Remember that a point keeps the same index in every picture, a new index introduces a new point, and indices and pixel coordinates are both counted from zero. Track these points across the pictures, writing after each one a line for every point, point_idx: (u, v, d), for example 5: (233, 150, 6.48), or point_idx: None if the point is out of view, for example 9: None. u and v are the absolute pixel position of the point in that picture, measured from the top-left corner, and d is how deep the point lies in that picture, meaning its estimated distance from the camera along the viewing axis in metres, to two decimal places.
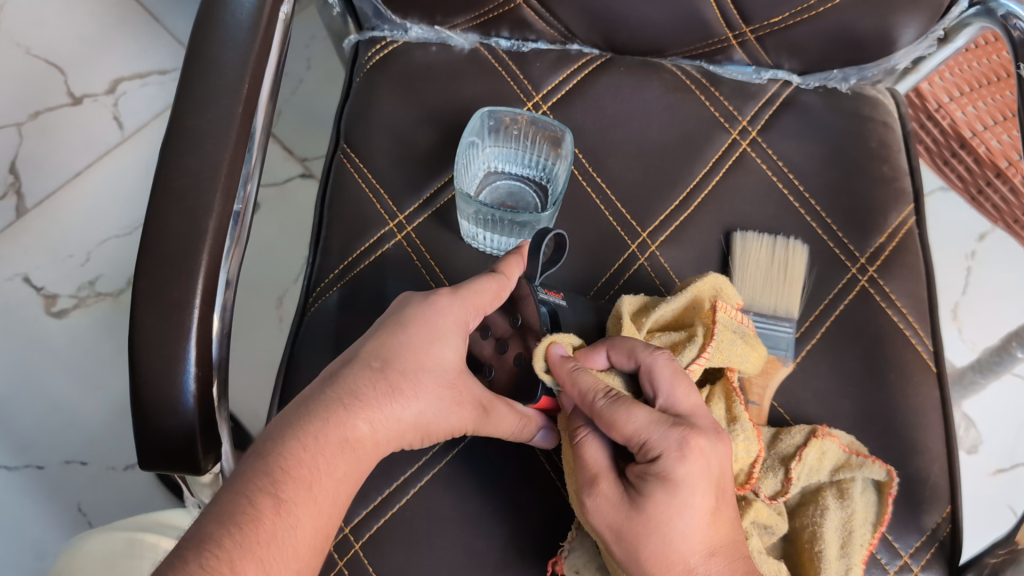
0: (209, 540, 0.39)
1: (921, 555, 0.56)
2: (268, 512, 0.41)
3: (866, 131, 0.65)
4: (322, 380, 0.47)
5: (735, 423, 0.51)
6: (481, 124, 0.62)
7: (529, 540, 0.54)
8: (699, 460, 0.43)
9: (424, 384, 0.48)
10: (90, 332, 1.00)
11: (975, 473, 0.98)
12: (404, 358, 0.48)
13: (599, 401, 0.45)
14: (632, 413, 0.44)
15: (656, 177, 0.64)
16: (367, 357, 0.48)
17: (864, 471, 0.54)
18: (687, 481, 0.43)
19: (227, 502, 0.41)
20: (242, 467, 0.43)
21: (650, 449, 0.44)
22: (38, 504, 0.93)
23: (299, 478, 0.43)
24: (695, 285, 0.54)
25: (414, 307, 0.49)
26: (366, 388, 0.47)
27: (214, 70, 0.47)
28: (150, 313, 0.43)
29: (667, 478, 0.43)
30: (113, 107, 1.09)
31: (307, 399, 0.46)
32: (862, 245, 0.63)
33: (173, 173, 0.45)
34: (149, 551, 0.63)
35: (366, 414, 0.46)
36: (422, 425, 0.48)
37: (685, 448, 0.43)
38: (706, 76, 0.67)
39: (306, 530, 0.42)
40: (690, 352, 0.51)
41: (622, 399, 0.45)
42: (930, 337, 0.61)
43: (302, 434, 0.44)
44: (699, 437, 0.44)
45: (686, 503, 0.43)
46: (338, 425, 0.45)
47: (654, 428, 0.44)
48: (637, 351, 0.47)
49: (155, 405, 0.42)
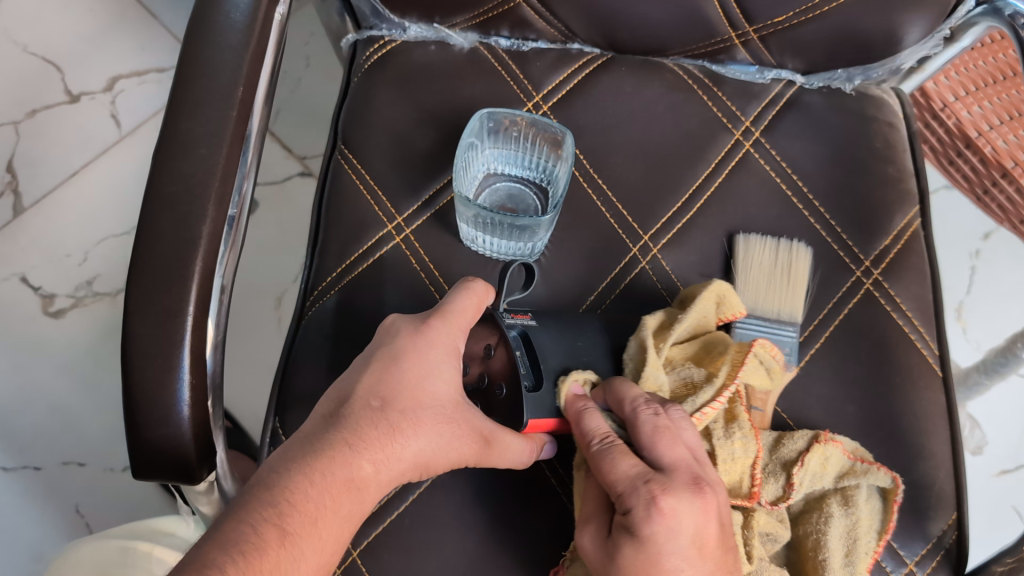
0: (212, 565, 0.37)
1: (927, 563, 0.55)
2: (272, 543, 0.39)
3: (870, 131, 0.65)
4: (322, 417, 0.46)
5: (734, 422, 0.51)
6: (480, 125, 0.61)
7: (531, 549, 0.54)
8: (665, 523, 0.43)
9: (424, 421, 0.47)
10: (88, 332, 0.99)
11: (980, 474, 0.97)
12: (403, 396, 0.47)
13: (593, 445, 0.47)
14: (615, 463, 0.45)
15: (658, 178, 0.63)
16: (364, 396, 0.46)
17: (869, 478, 0.53)
18: (654, 540, 0.43)
19: (231, 530, 0.39)
20: (245, 497, 0.41)
21: (624, 502, 0.44)
22: (37, 506, 0.93)
23: (304, 514, 0.41)
24: (702, 296, 0.54)
25: (405, 338, 0.48)
26: (368, 427, 0.45)
27: (208, 73, 0.46)
28: (143, 322, 0.42)
29: (637, 535, 0.43)
30: (111, 105, 1.08)
31: (310, 436, 0.45)
32: (866, 248, 0.62)
33: (166, 178, 0.44)
34: (141, 561, 0.62)
35: (370, 454, 0.45)
36: (422, 464, 0.47)
37: (652, 509, 0.43)
38: (709, 76, 0.66)
39: (309, 566, 0.41)
40: (706, 395, 0.50)
41: (609, 449, 0.46)
42: (936, 341, 0.61)
43: (307, 469, 0.43)
44: (672, 497, 0.43)
45: (657, 559, 0.43)
46: (343, 464, 0.44)
47: (629, 484, 0.44)
48: (629, 399, 0.48)
49: (148, 416, 0.41)
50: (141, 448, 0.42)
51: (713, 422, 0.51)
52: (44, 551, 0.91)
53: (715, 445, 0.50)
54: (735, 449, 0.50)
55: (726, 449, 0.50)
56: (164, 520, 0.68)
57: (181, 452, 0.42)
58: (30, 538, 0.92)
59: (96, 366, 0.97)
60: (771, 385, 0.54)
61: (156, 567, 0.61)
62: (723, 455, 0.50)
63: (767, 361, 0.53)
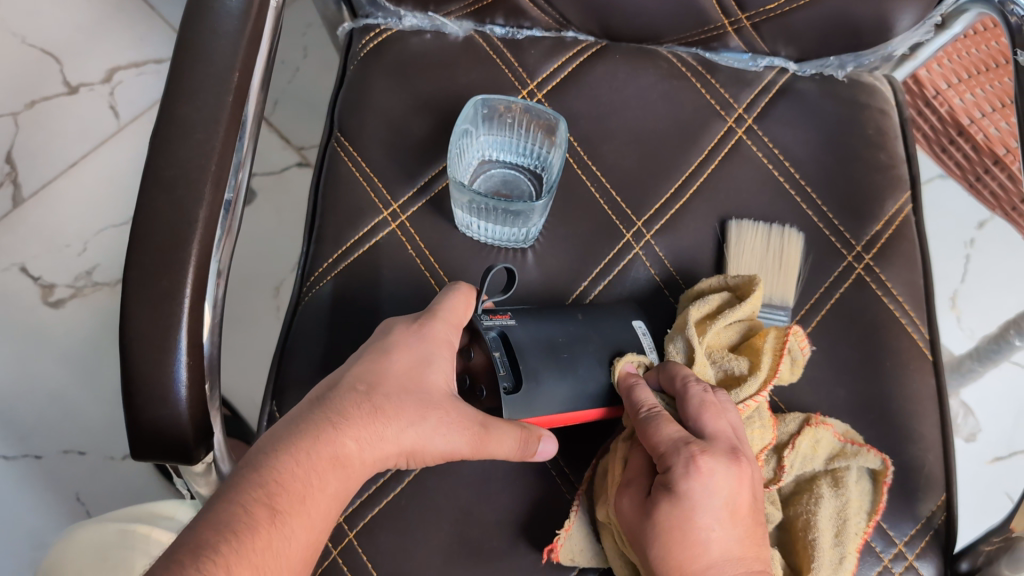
0: (206, 546, 0.38)
1: (916, 543, 0.56)
2: (262, 522, 0.40)
3: (862, 118, 0.65)
4: (311, 400, 0.47)
5: (753, 411, 0.53)
6: (475, 112, 0.61)
7: (525, 530, 0.55)
8: (701, 479, 0.46)
9: (410, 405, 0.47)
10: (87, 321, 0.99)
11: (973, 461, 0.98)
12: (390, 382, 0.47)
13: (641, 413, 0.49)
14: (659, 427, 0.48)
15: (651, 165, 0.63)
16: (352, 380, 0.47)
17: (859, 459, 0.54)
18: (689, 495, 0.46)
19: (219, 509, 0.40)
20: (234, 477, 0.42)
21: (665, 462, 0.47)
22: (38, 493, 0.94)
23: (291, 493, 0.42)
24: (755, 297, 0.55)
25: (398, 333, 0.50)
26: (354, 409, 0.46)
27: (205, 58, 0.46)
28: (141, 303, 0.42)
29: (674, 490, 0.46)
30: (110, 96, 1.09)
31: (296, 417, 0.45)
32: (858, 233, 0.63)
33: (164, 162, 0.44)
34: (141, 544, 0.63)
35: (353, 433, 0.45)
36: (410, 448, 0.47)
37: (691, 467, 0.46)
38: (702, 63, 0.66)
39: (297, 544, 0.42)
40: (750, 388, 0.52)
41: (656, 415, 0.48)
42: (926, 325, 0.61)
43: (293, 449, 0.43)
44: (711, 458, 0.46)
45: (690, 515, 0.46)
46: (329, 443, 0.44)
47: (672, 445, 0.47)
48: (681, 376, 0.51)
49: (146, 395, 0.42)
50: (140, 428, 0.42)
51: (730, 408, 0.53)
52: (45, 538, 0.92)
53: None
54: (752, 436, 0.52)
55: (746, 437, 0.52)
56: (162, 505, 0.68)
57: (179, 431, 0.43)
58: (31, 525, 0.93)
59: (96, 355, 0.98)
60: (787, 379, 0.55)
61: (155, 550, 0.62)
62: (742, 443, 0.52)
63: (795, 355, 0.54)
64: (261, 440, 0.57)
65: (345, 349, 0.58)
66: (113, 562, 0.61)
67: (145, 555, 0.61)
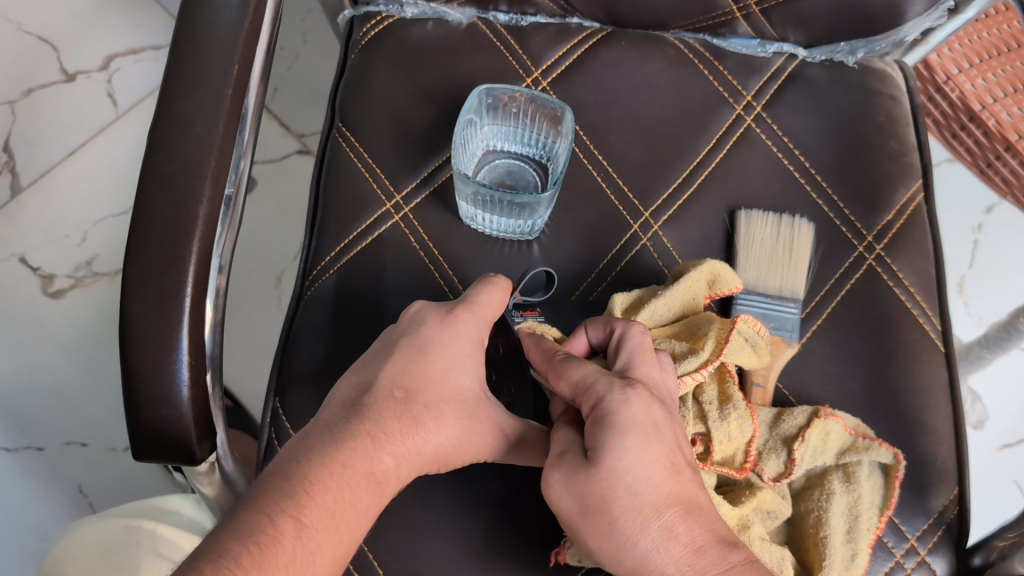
0: (226, 554, 0.37)
1: (928, 538, 0.56)
2: (289, 535, 0.39)
3: (873, 104, 0.64)
4: (343, 405, 0.45)
5: (729, 402, 0.51)
6: (479, 102, 0.60)
7: (533, 527, 0.54)
8: (641, 400, 0.43)
9: (447, 416, 0.46)
10: (87, 312, 0.98)
11: (981, 448, 0.97)
12: (427, 390, 0.46)
13: (558, 356, 0.48)
14: (581, 363, 0.46)
15: (658, 154, 0.62)
16: (388, 386, 0.46)
17: (870, 454, 0.53)
18: (633, 420, 0.43)
19: (246, 520, 0.39)
20: (262, 486, 0.41)
21: (596, 394, 0.44)
22: (41, 485, 0.93)
23: (322, 506, 0.41)
24: (689, 275, 0.55)
25: (430, 328, 0.48)
26: (391, 419, 0.45)
27: (203, 50, 0.45)
28: (141, 302, 0.42)
29: (619, 417, 0.43)
30: (108, 83, 1.07)
31: (330, 425, 0.44)
32: (869, 223, 0.62)
33: (162, 157, 0.43)
34: (146, 540, 0.62)
35: (391, 447, 0.44)
36: (441, 457, 0.47)
37: (627, 390, 0.44)
38: (710, 49, 0.65)
39: (323, 558, 0.41)
40: (689, 364, 0.51)
41: (574, 358, 0.47)
42: (939, 316, 0.60)
43: (328, 461, 0.42)
44: (644, 388, 0.44)
45: (640, 446, 0.42)
46: (364, 457, 0.43)
47: (598, 375, 0.45)
48: (613, 322, 0.50)
49: (148, 396, 0.41)
50: (142, 429, 0.42)
51: (709, 403, 0.52)
52: (48, 531, 0.92)
53: (711, 427, 0.50)
54: (731, 430, 0.51)
55: (723, 430, 0.50)
56: (165, 499, 0.67)
57: (182, 432, 0.42)
58: (34, 518, 0.92)
59: (97, 346, 0.97)
60: (759, 362, 0.54)
61: (161, 547, 0.61)
62: (720, 436, 0.50)
63: (752, 338, 0.53)
64: (264, 436, 0.57)
65: (350, 344, 0.57)
66: (118, 559, 0.60)
67: (149, 552, 0.60)
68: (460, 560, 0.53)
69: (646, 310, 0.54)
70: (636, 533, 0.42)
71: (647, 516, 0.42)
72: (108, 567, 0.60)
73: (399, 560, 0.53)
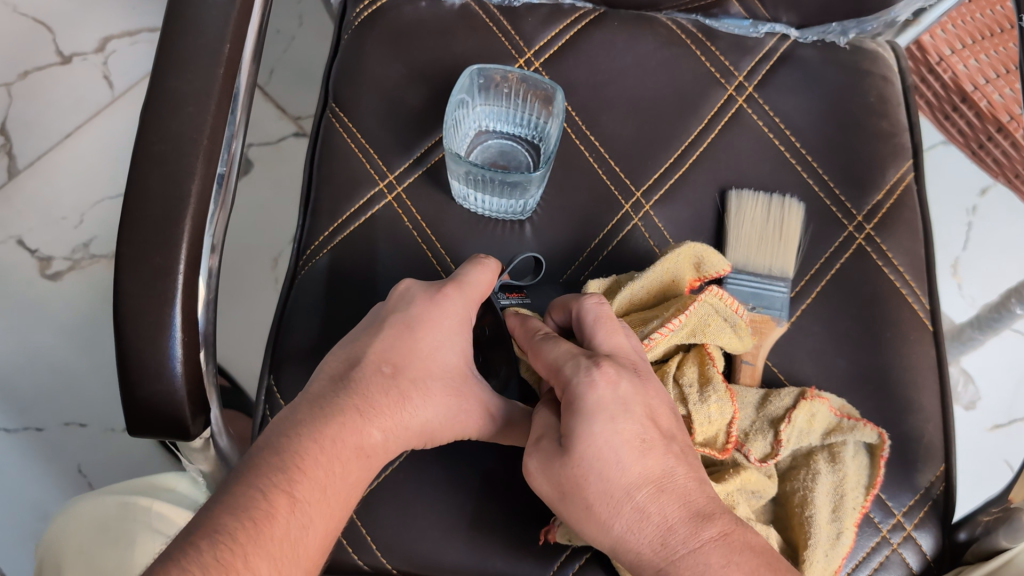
0: (223, 529, 0.38)
1: (915, 514, 0.56)
2: (281, 510, 0.40)
3: (865, 85, 0.64)
4: (331, 379, 0.46)
5: (708, 384, 0.52)
6: (470, 82, 0.60)
7: (523, 503, 0.55)
8: (607, 385, 0.43)
9: (433, 393, 0.47)
10: (84, 293, 0.99)
11: (973, 428, 0.98)
12: (414, 366, 0.47)
13: (536, 338, 0.48)
14: (555, 345, 0.47)
15: (650, 134, 0.63)
16: (376, 360, 0.46)
17: (855, 434, 0.54)
18: (601, 407, 0.43)
19: (240, 494, 0.40)
20: (254, 460, 0.42)
21: (565, 378, 0.44)
22: (39, 465, 0.94)
23: (315, 481, 0.42)
24: (665, 257, 0.56)
25: (419, 306, 0.48)
26: (379, 395, 0.45)
27: (195, 31, 0.45)
28: (134, 280, 0.42)
29: (584, 405, 0.43)
30: (103, 66, 1.07)
31: (320, 399, 0.45)
32: (859, 203, 0.62)
33: (155, 136, 0.44)
34: (142, 515, 0.62)
35: (380, 422, 0.45)
36: (427, 433, 0.47)
37: (593, 373, 0.44)
38: (702, 30, 0.65)
39: (316, 532, 0.41)
40: (653, 325, 0.53)
41: (551, 338, 0.47)
42: (927, 296, 0.61)
43: (317, 435, 0.43)
44: (612, 365, 0.45)
45: (610, 424, 0.43)
46: (354, 431, 0.44)
47: (567, 357, 0.45)
48: (573, 301, 0.50)
49: (141, 373, 0.42)
50: (135, 405, 0.42)
51: (690, 386, 0.52)
52: (48, 510, 0.93)
53: (691, 409, 0.51)
54: (711, 412, 0.51)
55: (703, 413, 0.51)
56: (161, 477, 0.68)
57: (175, 409, 0.43)
58: (35, 498, 0.93)
59: (95, 327, 0.98)
60: (741, 345, 0.55)
61: (157, 522, 0.62)
62: (700, 419, 0.51)
63: (732, 319, 0.54)
64: (259, 414, 0.57)
65: (343, 323, 0.58)
66: (114, 535, 0.61)
67: (145, 529, 0.61)
68: (451, 535, 0.54)
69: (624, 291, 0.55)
70: (612, 517, 0.43)
71: (625, 497, 0.42)
72: (105, 543, 0.60)
73: (391, 535, 0.54)
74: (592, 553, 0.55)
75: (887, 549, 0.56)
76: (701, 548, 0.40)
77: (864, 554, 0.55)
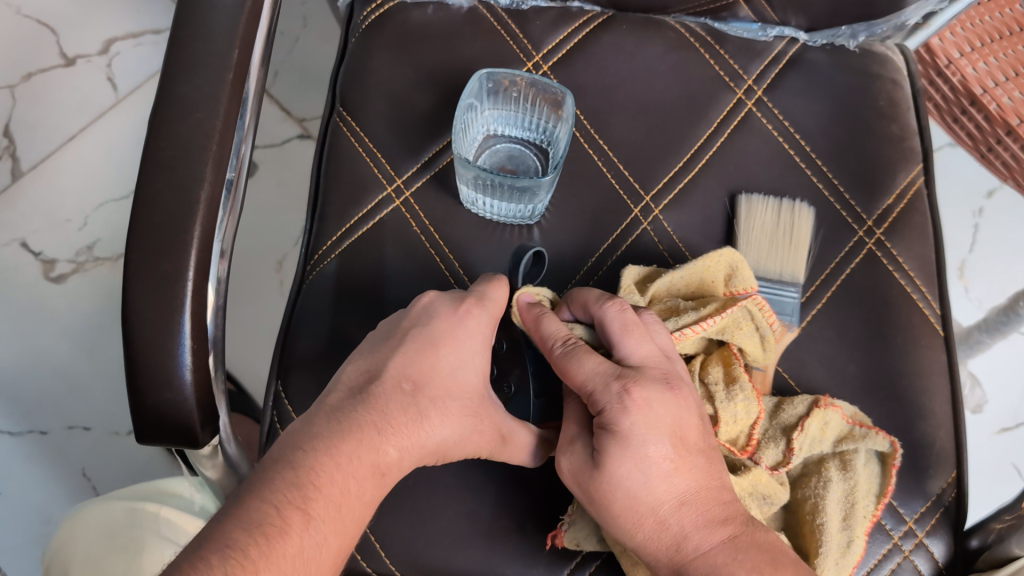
0: (236, 549, 0.37)
1: (926, 521, 0.56)
2: (296, 527, 0.39)
3: (874, 88, 0.64)
4: (348, 392, 0.46)
5: (735, 383, 0.52)
6: (479, 86, 0.60)
7: (533, 510, 0.55)
8: (642, 410, 0.45)
9: (451, 412, 0.46)
10: (88, 296, 0.99)
11: (980, 432, 0.98)
12: (434, 384, 0.47)
13: (557, 348, 0.48)
14: (581, 363, 0.47)
15: (660, 138, 0.62)
16: (396, 376, 0.46)
17: (867, 442, 0.54)
18: (635, 433, 0.44)
19: (253, 509, 0.39)
20: (268, 472, 0.41)
21: (596, 403, 0.45)
22: (44, 469, 0.94)
23: (330, 498, 0.41)
24: (708, 257, 0.55)
25: (442, 321, 0.48)
26: (397, 411, 0.45)
27: (204, 35, 0.45)
28: (143, 287, 0.42)
29: (617, 431, 0.44)
30: (107, 67, 1.07)
31: (338, 412, 0.44)
32: (869, 208, 0.62)
33: (163, 142, 0.43)
34: (150, 521, 0.62)
35: (397, 440, 0.45)
36: (441, 450, 0.47)
37: (626, 400, 0.45)
38: (711, 33, 0.65)
39: (329, 549, 0.41)
40: (689, 317, 0.53)
41: (573, 350, 0.47)
42: (938, 301, 0.61)
43: (334, 450, 0.42)
44: (642, 389, 0.45)
45: (641, 455, 0.45)
46: (370, 449, 0.43)
47: (598, 381, 0.46)
48: (593, 302, 0.49)
49: (150, 380, 0.41)
50: (145, 413, 0.42)
51: (715, 384, 0.53)
52: (52, 514, 0.93)
53: (717, 407, 0.52)
54: (737, 411, 0.52)
55: (729, 411, 0.51)
56: (167, 483, 0.68)
57: (185, 416, 0.43)
58: (39, 502, 0.93)
59: (99, 330, 0.97)
60: (764, 358, 0.55)
61: (165, 529, 0.61)
62: (726, 417, 0.51)
63: (763, 331, 0.54)
64: (267, 419, 0.58)
65: (351, 329, 0.58)
66: (122, 541, 0.61)
67: (156, 534, 0.61)
68: (461, 542, 0.54)
69: (663, 278, 0.55)
70: (635, 528, 0.45)
71: (650, 514, 0.45)
72: (114, 550, 0.60)
73: (400, 541, 0.54)
74: (603, 559, 0.55)
75: (899, 556, 0.55)
76: (711, 551, 0.44)
77: (875, 561, 0.55)
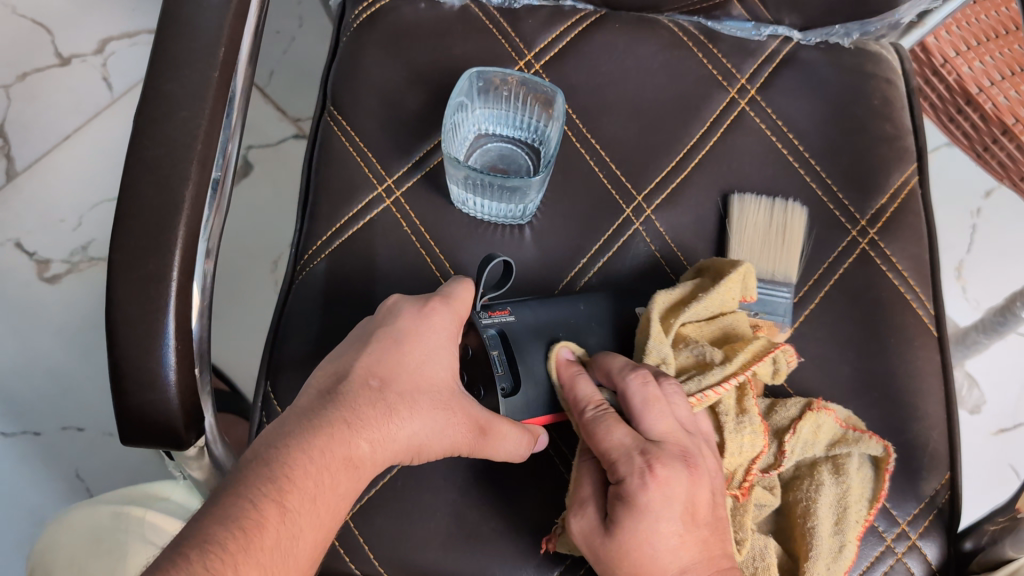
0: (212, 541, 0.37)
1: (919, 523, 0.56)
2: (272, 519, 0.39)
3: (868, 88, 0.64)
4: (318, 393, 0.45)
5: (745, 415, 0.51)
6: (469, 84, 0.60)
7: (523, 512, 0.54)
8: (659, 489, 0.45)
9: (421, 405, 0.46)
10: (82, 297, 0.98)
11: (978, 433, 0.97)
12: (402, 379, 0.46)
13: (587, 413, 0.48)
14: (606, 434, 0.47)
15: (652, 136, 0.62)
16: (363, 374, 0.46)
17: (861, 446, 0.53)
18: (651, 507, 0.44)
19: (229, 503, 0.39)
20: (244, 470, 0.41)
21: (616, 471, 0.46)
22: (36, 470, 0.93)
23: (304, 491, 0.41)
24: (728, 278, 0.53)
25: (407, 319, 0.48)
26: (367, 406, 0.45)
27: (190, 34, 0.45)
28: (127, 288, 0.41)
29: (631, 504, 0.44)
30: (102, 67, 1.07)
31: (306, 412, 0.44)
32: (863, 207, 0.62)
33: (148, 141, 0.43)
34: (133, 526, 0.62)
35: (367, 434, 0.44)
36: (415, 447, 0.46)
37: (647, 475, 0.45)
38: (704, 32, 0.64)
39: (305, 542, 0.41)
40: (713, 377, 0.51)
41: (603, 418, 0.47)
42: (932, 301, 0.60)
43: (307, 445, 0.42)
44: (666, 466, 0.45)
45: (652, 529, 0.44)
46: (343, 443, 0.43)
47: (622, 453, 0.46)
48: (616, 372, 0.48)
49: (134, 381, 0.41)
50: (128, 414, 0.42)
51: (726, 413, 0.51)
52: (44, 516, 0.92)
53: (725, 438, 0.50)
54: (743, 443, 0.50)
55: (736, 442, 0.50)
56: (155, 485, 0.68)
57: (169, 419, 0.42)
58: (31, 503, 0.92)
59: (93, 331, 0.97)
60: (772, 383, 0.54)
61: (149, 533, 0.61)
62: (732, 447, 0.50)
63: (780, 364, 0.52)
64: (255, 420, 0.57)
65: (340, 329, 0.57)
66: (106, 545, 0.60)
67: (140, 539, 0.61)
68: (449, 544, 0.53)
69: (689, 313, 0.53)
70: None
71: None
72: (98, 554, 0.60)
73: (388, 543, 0.54)
74: (589, 565, 0.55)
75: (891, 559, 0.55)
76: None
77: (867, 563, 0.55)
